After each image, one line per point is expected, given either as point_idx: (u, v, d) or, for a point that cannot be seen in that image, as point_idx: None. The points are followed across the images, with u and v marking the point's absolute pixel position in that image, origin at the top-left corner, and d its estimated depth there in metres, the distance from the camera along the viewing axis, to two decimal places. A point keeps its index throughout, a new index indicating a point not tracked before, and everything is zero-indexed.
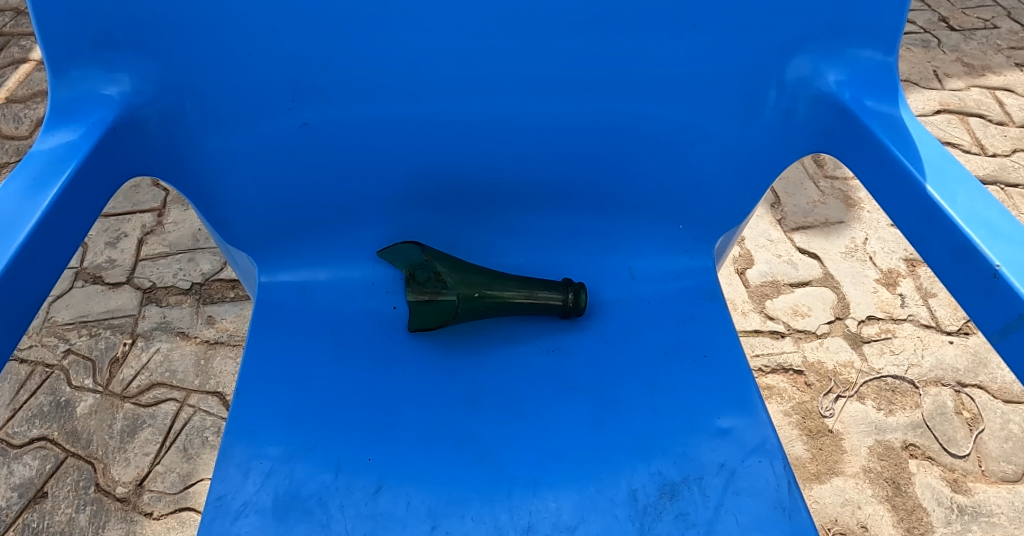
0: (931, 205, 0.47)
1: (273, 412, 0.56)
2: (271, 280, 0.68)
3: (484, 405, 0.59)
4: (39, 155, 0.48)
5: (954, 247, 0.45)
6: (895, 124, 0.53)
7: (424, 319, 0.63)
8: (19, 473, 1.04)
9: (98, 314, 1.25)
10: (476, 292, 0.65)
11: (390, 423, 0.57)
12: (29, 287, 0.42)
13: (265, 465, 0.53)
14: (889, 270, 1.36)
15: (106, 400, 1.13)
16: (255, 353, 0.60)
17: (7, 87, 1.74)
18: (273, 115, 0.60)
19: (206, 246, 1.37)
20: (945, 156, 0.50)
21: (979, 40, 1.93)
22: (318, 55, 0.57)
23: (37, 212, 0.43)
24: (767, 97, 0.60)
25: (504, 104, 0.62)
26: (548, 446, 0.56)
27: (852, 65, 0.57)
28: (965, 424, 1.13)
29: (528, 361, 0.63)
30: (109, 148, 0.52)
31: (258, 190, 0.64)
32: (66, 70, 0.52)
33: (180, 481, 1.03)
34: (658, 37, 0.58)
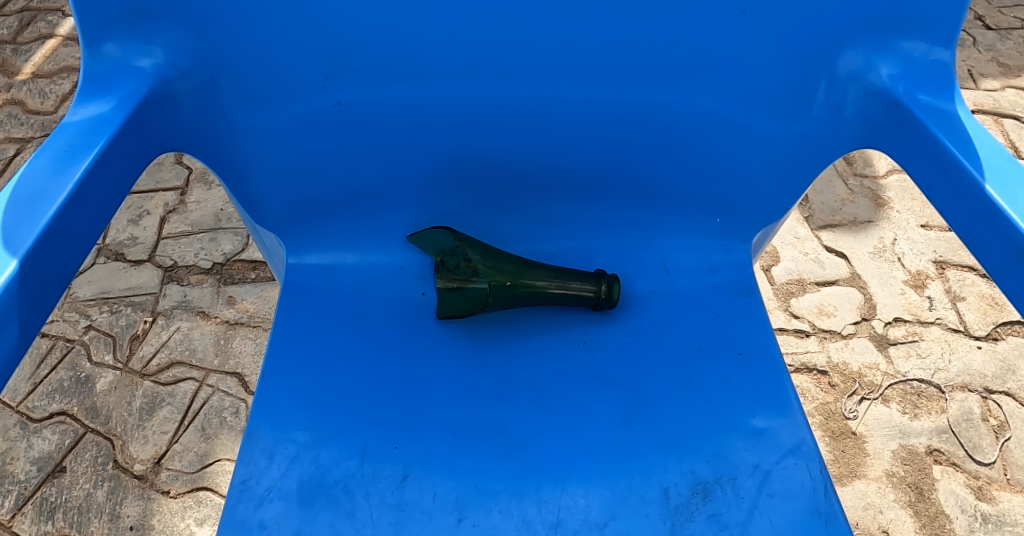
0: (989, 206, 0.45)
1: (299, 396, 0.55)
2: (298, 262, 0.67)
3: (511, 395, 0.58)
4: (70, 127, 0.47)
5: (1012, 249, 0.43)
6: (952, 120, 0.50)
7: (451, 304, 0.62)
8: (37, 447, 1.05)
9: (120, 291, 1.26)
10: (509, 279, 0.63)
11: (417, 412, 0.56)
12: (59, 263, 0.41)
13: (290, 450, 0.52)
14: (918, 273, 1.33)
15: (126, 376, 1.13)
16: (282, 336, 0.59)
17: (33, 63, 1.74)
18: (307, 94, 0.58)
19: (227, 226, 1.37)
20: (1005, 155, 0.47)
21: (1016, 40, 1.87)
22: (353, 33, 0.56)
23: (68, 187, 0.42)
24: (816, 90, 0.58)
25: (540, 87, 0.61)
26: (576, 440, 0.55)
27: (906, 59, 0.54)
28: (991, 431, 1.11)
29: (558, 352, 0.61)
30: (140, 123, 0.51)
31: (289, 169, 0.63)
32: (100, 42, 0.51)
33: (198, 461, 1.03)
34: (703, 22, 0.56)
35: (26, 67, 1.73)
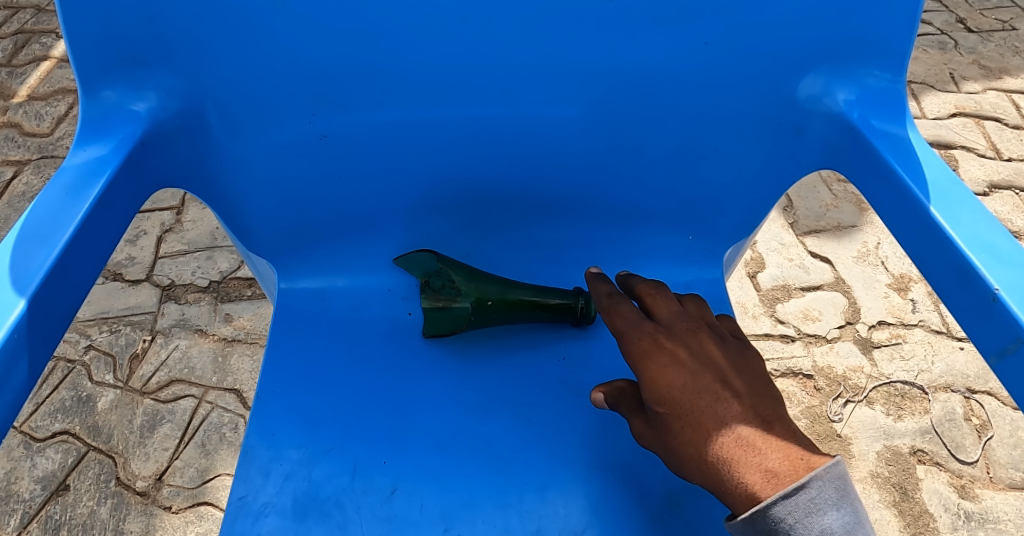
0: (935, 228, 0.48)
1: (293, 415, 0.58)
2: (290, 286, 0.70)
3: (495, 410, 0.60)
4: (71, 169, 0.50)
5: (955, 269, 0.46)
6: (903, 145, 0.53)
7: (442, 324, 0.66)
8: (41, 466, 1.07)
9: (118, 311, 1.28)
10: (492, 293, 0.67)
11: (405, 429, 0.58)
12: (63, 300, 0.44)
13: (284, 467, 0.55)
14: (901, 276, 1.36)
15: (127, 395, 1.16)
16: (276, 358, 0.62)
17: (29, 85, 1.77)
18: (295, 129, 0.61)
19: (223, 245, 1.40)
20: (950, 177, 0.50)
21: (997, 42, 1.91)
22: (336, 70, 0.58)
23: (71, 227, 0.45)
24: (779, 113, 0.61)
25: (517, 115, 0.63)
26: (557, 452, 0.58)
27: (861, 85, 0.57)
28: (973, 431, 1.13)
29: (540, 368, 0.64)
30: (136, 162, 0.54)
31: (279, 199, 0.65)
32: (97, 88, 0.54)
33: (199, 477, 1.06)
34: (670, 54, 0.59)
35: (22, 89, 1.76)
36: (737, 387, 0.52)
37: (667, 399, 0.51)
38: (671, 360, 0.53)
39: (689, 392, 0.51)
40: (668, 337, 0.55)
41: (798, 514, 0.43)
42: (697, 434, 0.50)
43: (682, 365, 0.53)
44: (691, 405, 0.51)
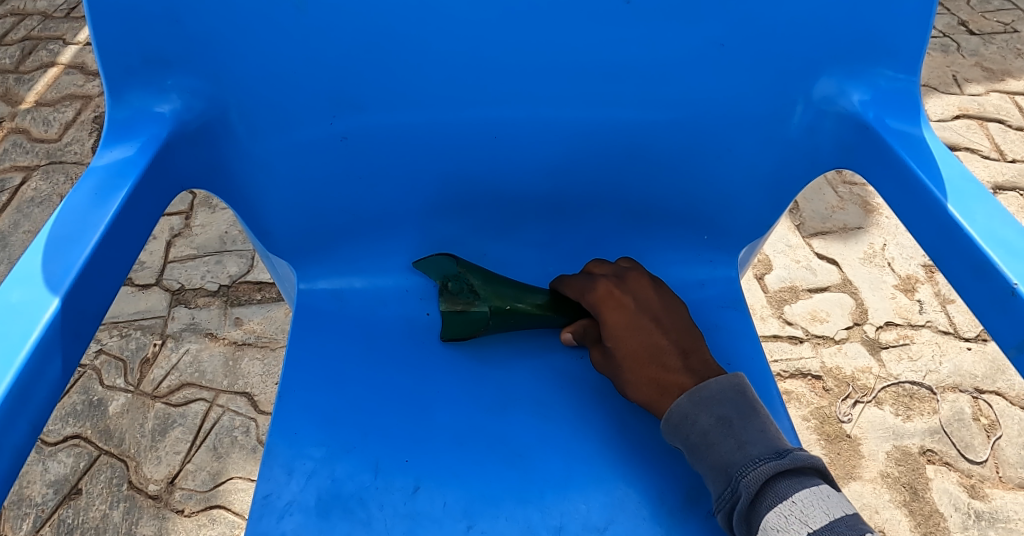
0: (951, 224, 0.48)
1: (314, 414, 0.59)
2: (309, 287, 0.70)
3: (514, 409, 0.61)
4: (98, 171, 0.50)
5: (973, 265, 0.46)
6: (918, 143, 0.54)
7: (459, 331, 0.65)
8: (53, 470, 1.08)
9: (128, 315, 1.29)
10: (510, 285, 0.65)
11: (426, 427, 0.59)
12: (94, 298, 0.44)
13: (307, 466, 0.55)
14: (908, 277, 1.37)
15: (138, 399, 1.16)
16: (296, 358, 0.63)
17: (36, 91, 1.78)
18: (314, 131, 0.62)
19: (232, 249, 1.40)
20: (965, 175, 0.51)
21: (999, 45, 1.92)
22: (356, 73, 0.59)
23: (100, 228, 0.46)
24: (795, 113, 0.62)
25: (534, 117, 0.64)
26: (577, 449, 0.58)
27: (875, 86, 0.58)
28: (982, 430, 1.14)
29: (557, 368, 0.65)
30: (162, 163, 0.54)
31: (298, 201, 0.66)
32: (122, 91, 0.55)
33: (211, 480, 1.06)
34: (686, 55, 0.60)
35: (29, 95, 1.77)
36: (668, 325, 0.62)
37: (614, 331, 0.62)
38: (614, 306, 0.63)
39: (629, 328, 0.62)
40: (614, 286, 0.65)
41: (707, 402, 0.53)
42: (637, 362, 0.59)
43: (624, 308, 0.63)
44: (633, 338, 0.61)
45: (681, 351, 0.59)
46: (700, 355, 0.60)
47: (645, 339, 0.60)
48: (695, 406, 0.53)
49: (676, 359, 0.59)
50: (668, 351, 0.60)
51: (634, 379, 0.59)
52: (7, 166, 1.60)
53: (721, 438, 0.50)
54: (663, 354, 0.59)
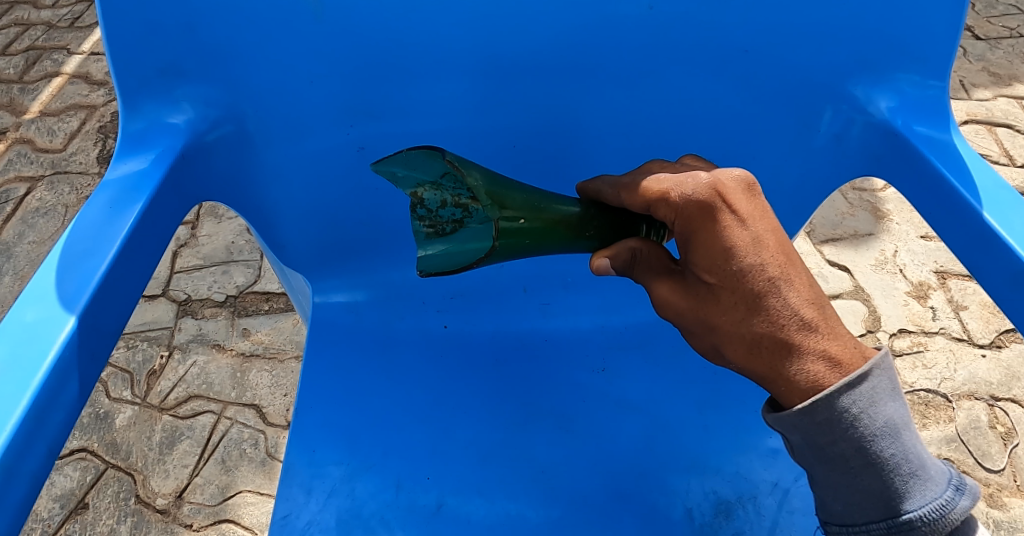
0: (988, 233, 0.47)
1: (332, 431, 0.57)
2: (324, 300, 0.68)
3: (537, 423, 0.60)
4: (112, 184, 0.49)
5: (1013, 274, 0.45)
6: (949, 150, 0.53)
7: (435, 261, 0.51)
8: (60, 484, 1.06)
9: (134, 327, 1.28)
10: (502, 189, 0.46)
11: (447, 443, 0.58)
12: (111, 316, 0.43)
13: (327, 484, 0.54)
14: (920, 283, 1.35)
15: (145, 411, 1.15)
16: (312, 373, 0.61)
17: (41, 101, 1.78)
18: (332, 141, 0.61)
19: (239, 259, 1.39)
20: (999, 183, 0.50)
21: (1005, 49, 1.92)
22: (374, 83, 0.59)
23: (115, 244, 0.44)
24: (821, 120, 0.61)
25: (553, 125, 0.63)
26: (602, 465, 0.57)
27: (902, 92, 0.57)
28: (999, 438, 1.12)
29: (578, 380, 0.63)
30: (177, 176, 0.53)
31: (313, 212, 0.65)
32: (137, 102, 0.54)
33: (219, 493, 1.05)
34: (708, 62, 0.59)
35: (34, 105, 1.77)
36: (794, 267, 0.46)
37: (720, 273, 0.45)
38: (724, 236, 0.45)
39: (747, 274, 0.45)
40: (723, 211, 0.45)
41: (862, 405, 0.43)
42: (756, 315, 0.45)
43: (738, 241, 0.45)
44: (750, 283, 0.45)
45: (809, 295, 0.45)
46: (821, 295, 0.47)
47: (767, 280, 0.45)
48: (858, 403, 0.42)
49: (806, 308, 0.45)
50: (799, 307, 0.45)
51: (746, 343, 0.45)
52: (12, 177, 1.59)
53: (862, 457, 0.43)
54: (789, 299, 0.45)
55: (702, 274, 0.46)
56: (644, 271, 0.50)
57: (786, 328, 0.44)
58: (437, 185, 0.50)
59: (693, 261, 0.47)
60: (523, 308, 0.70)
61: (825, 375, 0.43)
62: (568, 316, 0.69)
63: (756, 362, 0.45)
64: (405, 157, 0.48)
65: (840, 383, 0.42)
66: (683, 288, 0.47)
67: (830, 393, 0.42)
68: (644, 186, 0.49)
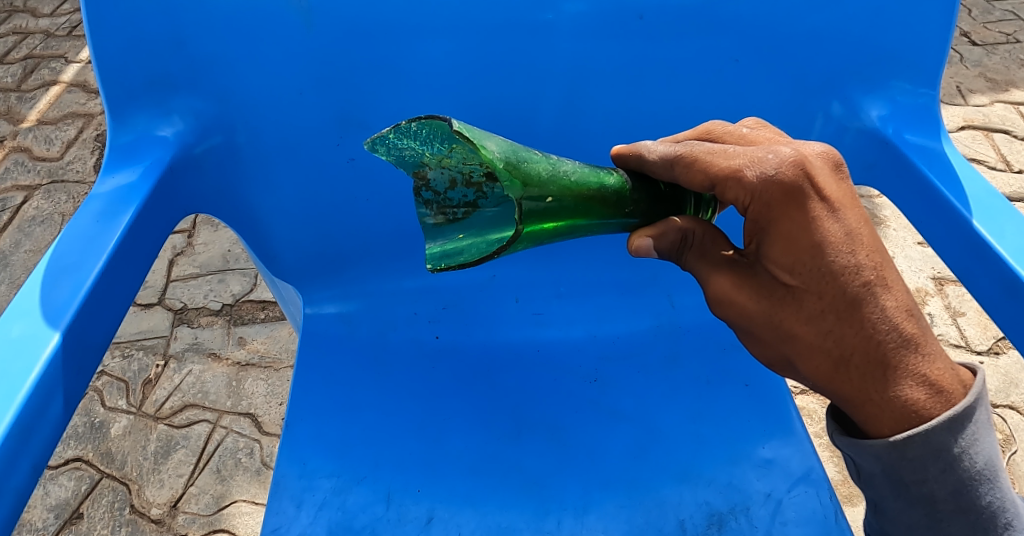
0: (980, 241, 0.47)
1: (323, 442, 0.57)
2: (316, 311, 0.68)
3: (529, 434, 0.60)
4: (100, 197, 0.49)
5: (1004, 283, 0.45)
6: (939, 158, 0.53)
7: (443, 247, 0.45)
8: (54, 494, 1.06)
9: (130, 336, 1.27)
10: (500, 163, 0.37)
11: (438, 454, 0.58)
12: (98, 330, 0.43)
13: (317, 497, 0.54)
14: (917, 289, 1.35)
15: (140, 421, 1.14)
16: (304, 384, 0.61)
17: (38, 109, 1.78)
18: (324, 152, 0.61)
19: (235, 267, 1.39)
20: (991, 192, 0.50)
21: (1001, 55, 1.92)
22: (365, 93, 0.59)
23: (102, 257, 0.44)
24: (813, 126, 0.60)
25: (545, 134, 0.63)
26: (593, 476, 0.57)
27: (893, 101, 0.58)
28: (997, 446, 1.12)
29: (571, 391, 0.63)
30: (166, 188, 0.53)
31: (305, 223, 0.64)
32: (125, 115, 0.54)
33: (214, 503, 1.04)
34: (699, 71, 0.59)
35: (31, 114, 1.77)
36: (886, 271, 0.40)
37: (804, 273, 0.40)
38: (814, 230, 0.40)
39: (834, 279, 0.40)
40: (813, 199, 0.40)
41: (964, 444, 0.39)
42: (847, 325, 0.40)
43: (828, 236, 0.40)
44: (841, 288, 0.40)
45: (907, 304, 0.40)
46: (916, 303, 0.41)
47: (862, 286, 0.40)
48: (960, 445, 0.38)
49: (905, 320, 0.40)
50: (896, 317, 0.40)
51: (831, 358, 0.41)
52: (8, 185, 1.59)
53: (953, 499, 0.40)
54: (886, 308, 0.40)
55: (779, 271, 0.41)
56: (696, 258, 0.44)
57: (883, 345, 0.39)
58: (442, 160, 0.43)
59: (768, 256, 0.42)
60: (516, 319, 0.70)
61: (928, 403, 0.39)
62: (561, 326, 0.69)
63: (843, 381, 0.40)
64: (400, 129, 0.39)
65: (946, 417, 0.38)
66: (754, 289, 0.42)
67: (935, 427, 0.38)
68: (706, 159, 0.42)
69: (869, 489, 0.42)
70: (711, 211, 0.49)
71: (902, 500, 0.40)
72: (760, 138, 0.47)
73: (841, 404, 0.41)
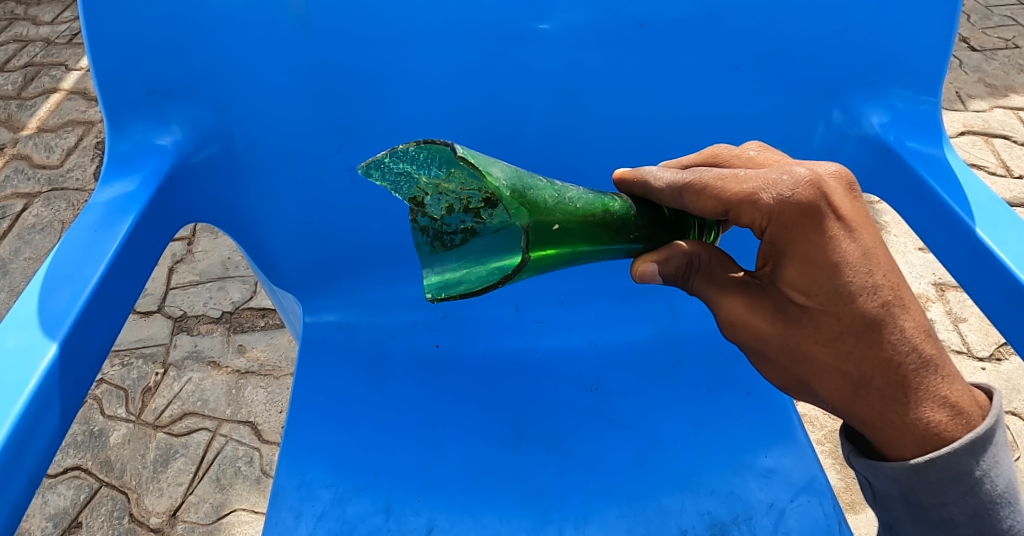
0: (982, 249, 0.47)
1: (323, 452, 0.57)
2: (315, 319, 0.68)
3: (529, 444, 0.59)
4: (98, 206, 0.49)
5: (1007, 290, 0.45)
6: (941, 165, 0.53)
7: (442, 274, 0.43)
8: (53, 503, 1.05)
9: (130, 344, 1.27)
10: (507, 192, 0.36)
11: (438, 464, 0.57)
12: (95, 340, 0.43)
13: (316, 507, 0.53)
14: (919, 295, 1.34)
15: (140, 429, 1.14)
16: (303, 393, 0.61)
17: (38, 117, 1.79)
18: (323, 160, 0.61)
19: (235, 275, 1.39)
20: (994, 200, 0.49)
21: (1001, 60, 1.92)
22: (365, 101, 0.59)
23: (100, 267, 0.44)
24: (814, 134, 0.61)
25: (544, 142, 0.63)
26: (594, 486, 0.56)
27: (894, 108, 0.57)
28: None
29: (571, 399, 0.63)
30: (165, 198, 0.53)
31: (305, 232, 0.64)
32: (123, 124, 0.54)
33: (214, 512, 1.03)
34: (699, 78, 0.59)
35: (31, 121, 1.77)
36: (901, 289, 0.40)
37: (821, 295, 0.39)
38: (830, 250, 0.39)
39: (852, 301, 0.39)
40: (828, 219, 0.39)
41: (985, 466, 0.39)
42: (867, 347, 0.39)
43: (845, 256, 0.39)
44: (858, 310, 0.39)
45: (925, 325, 0.40)
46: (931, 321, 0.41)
47: (880, 307, 0.39)
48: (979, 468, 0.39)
49: (923, 341, 0.39)
50: (913, 338, 0.39)
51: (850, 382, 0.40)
52: (8, 193, 1.59)
53: (972, 522, 0.40)
54: (905, 330, 0.39)
55: (795, 293, 0.40)
56: (703, 280, 0.45)
57: (903, 367, 0.39)
58: (440, 185, 0.39)
59: (783, 278, 0.41)
60: (515, 327, 0.69)
61: (949, 426, 0.38)
62: (562, 334, 0.69)
63: (863, 405, 0.40)
64: (397, 153, 0.37)
65: (968, 441, 0.38)
66: (771, 312, 0.42)
67: (956, 451, 0.38)
68: (717, 185, 0.41)
69: (886, 510, 0.42)
70: (714, 234, 0.51)
71: (920, 523, 0.41)
72: (766, 160, 0.47)
73: (859, 426, 0.41)
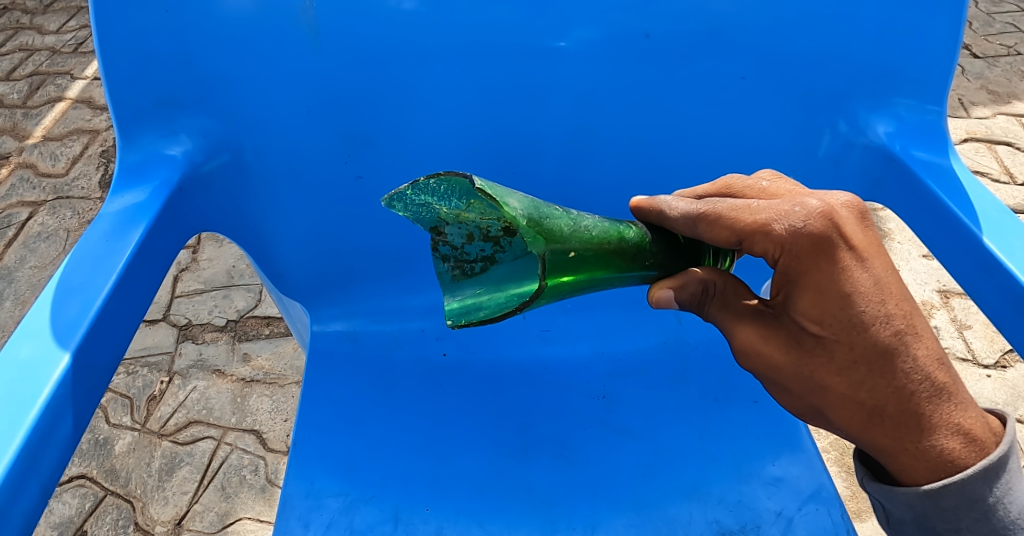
0: (989, 258, 0.47)
1: (330, 460, 0.57)
2: (322, 328, 0.68)
3: (536, 453, 0.59)
4: (109, 216, 0.50)
5: (1014, 300, 0.45)
6: (947, 175, 0.53)
7: (461, 303, 0.44)
8: (58, 511, 1.05)
9: (135, 352, 1.27)
10: (524, 220, 0.37)
11: (446, 473, 0.57)
12: (106, 350, 0.43)
13: (324, 516, 0.53)
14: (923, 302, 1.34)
15: (145, 437, 1.14)
16: (311, 402, 0.61)
17: (44, 126, 1.80)
18: (331, 170, 0.61)
19: (240, 283, 1.40)
20: (1000, 209, 0.49)
21: (1003, 67, 1.93)
22: (373, 112, 0.59)
23: (111, 278, 0.44)
24: (820, 144, 0.61)
25: (550, 151, 0.63)
26: (602, 495, 0.56)
27: (899, 118, 0.58)
28: None
29: (578, 408, 0.63)
30: (175, 208, 0.54)
31: (312, 241, 0.64)
32: (134, 135, 0.55)
33: (218, 520, 1.03)
34: (704, 88, 0.60)
35: (37, 130, 1.78)
36: (912, 318, 0.40)
37: (834, 324, 0.40)
38: (842, 281, 0.39)
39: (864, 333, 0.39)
40: (840, 248, 0.39)
41: (998, 494, 0.39)
42: (879, 376, 0.39)
43: (857, 286, 0.39)
44: (871, 339, 0.39)
45: (936, 353, 0.40)
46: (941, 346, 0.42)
47: (892, 336, 0.39)
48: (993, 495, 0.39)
49: (934, 370, 0.40)
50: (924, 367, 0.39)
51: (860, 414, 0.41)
52: (14, 202, 1.59)
53: None
54: (917, 358, 0.39)
55: (808, 323, 0.41)
56: (717, 308, 0.45)
57: (916, 395, 0.39)
58: (460, 216, 0.41)
59: (796, 307, 0.41)
60: (522, 336, 0.70)
61: (961, 453, 0.39)
62: (568, 342, 0.69)
63: (876, 432, 0.40)
64: (418, 186, 0.38)
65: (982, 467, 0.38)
66: (783, 341, 0.42)
67: (971, 477, 0.38)
68: (729, 216, 0.41)
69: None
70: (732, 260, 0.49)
71: None
72: (779, 191, 0.47)
73: (871, 452, 0.41)
